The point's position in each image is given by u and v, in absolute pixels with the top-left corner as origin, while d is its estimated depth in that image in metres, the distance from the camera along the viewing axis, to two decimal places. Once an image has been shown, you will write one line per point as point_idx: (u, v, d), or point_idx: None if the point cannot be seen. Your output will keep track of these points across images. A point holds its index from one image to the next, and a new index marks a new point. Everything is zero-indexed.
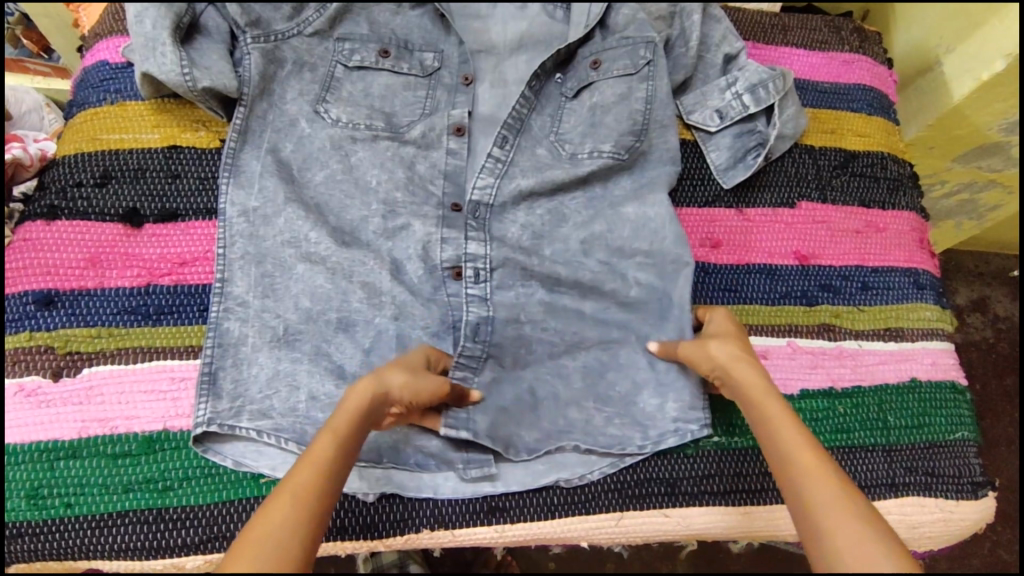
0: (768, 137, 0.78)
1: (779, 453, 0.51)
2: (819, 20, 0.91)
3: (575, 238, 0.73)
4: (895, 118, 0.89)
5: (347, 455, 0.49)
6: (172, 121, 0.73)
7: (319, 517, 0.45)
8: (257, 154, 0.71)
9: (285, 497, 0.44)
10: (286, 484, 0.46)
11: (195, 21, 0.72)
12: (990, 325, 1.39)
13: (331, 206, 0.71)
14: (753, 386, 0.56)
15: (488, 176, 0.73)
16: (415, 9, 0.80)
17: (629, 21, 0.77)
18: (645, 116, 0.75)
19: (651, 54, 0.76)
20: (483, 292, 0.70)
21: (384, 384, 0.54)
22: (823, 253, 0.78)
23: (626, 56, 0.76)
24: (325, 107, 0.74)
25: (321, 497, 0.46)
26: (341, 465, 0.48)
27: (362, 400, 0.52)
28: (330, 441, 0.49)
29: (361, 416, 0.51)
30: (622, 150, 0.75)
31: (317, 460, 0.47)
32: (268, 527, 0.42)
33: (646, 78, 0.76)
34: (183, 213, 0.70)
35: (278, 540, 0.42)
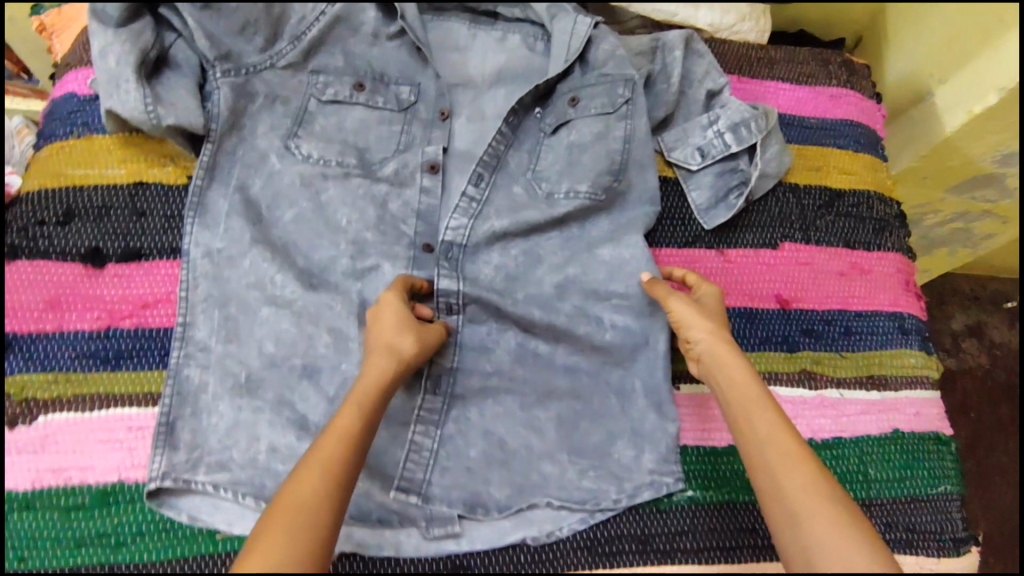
0: (750, 176, 0.77)
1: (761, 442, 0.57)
2: (807, 53, 0.90)
3: (549, 281, 0.72)
4: (883, 154, 0.88)
5: (368, 428, 0.55)
6: (139, 156, 0.71)
7: (343, 486, 0.52)
8: (224, 193, 0.70)
9: (313, 469, 0.51)
10: (315, 453, 0.53)
11: (163, 54, 0.71)
12: (986, 351, 1.37)
13: (299, 245, 0.69)
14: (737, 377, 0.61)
15: (462, 217, 0.72)
16: (393, 40, 0.80)
17: (609, 58, 0.76)
18: (624, 155, 0.73)
19: (630, 90, 0.74)
20: (457, 323, 0.69)
21: (398, 357, 0.59)
22: (805, 297, 0.76)
23: (604, 94, 0.75)
24: (296, 142, 0.73)
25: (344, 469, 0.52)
26: (362, 430, 0.55)
27: (381, 371, 0.58)
28: (352, 414, 0.55)
29: (379, 392, 0.57)
30: (599, 190, 0.73)
31: (341, 433, 0.54)
32: (299, 502, 0.49)
33: (624, 117, 0.74)
34: (146, 252, 0.68)
35: (308, 507, 0.49)
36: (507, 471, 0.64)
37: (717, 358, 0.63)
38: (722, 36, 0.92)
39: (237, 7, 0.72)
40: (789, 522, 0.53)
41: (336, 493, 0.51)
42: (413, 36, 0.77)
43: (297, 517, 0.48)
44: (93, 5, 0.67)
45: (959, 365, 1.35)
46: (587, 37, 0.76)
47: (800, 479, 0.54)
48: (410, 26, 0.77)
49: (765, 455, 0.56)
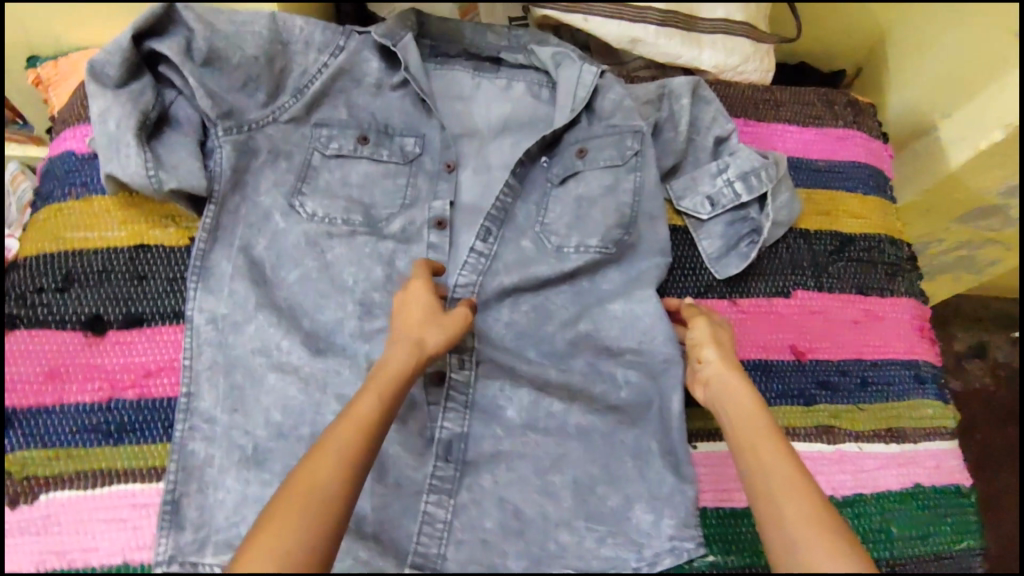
0: (761, 225, 0.76)
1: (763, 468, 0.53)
2: (812, 94, 0.89)
3: (561, 338, 0.71)
4: (891, 195, 0.87)
5: (388, 414, 0.54)
6: (139, 216, 0.70)
7: (359, 473, 0.50)
8: (228, 254, 0.68)
9: (326, 456, 0.49)
10: (328, 440, 0.50)
11: (164, 112, 0.69)
12: (990, 371, 1.37)
13: (305, 307, 0.68)
14: (746, 402, 0.59)
15: (470, 274, 0.71)
16: (396, 90, 0.79)
17: (616, 108, 0.75)
18: (633, 208, 0.73)
19: (639, 142, 0.74)
20: (468, 379, 0.66)
21: (422, 348, 0.58)
22: (820, 346, 0.75)
23: (612, 146, 0.74)
24: (300, 200, 0.72)
25: (358, 460, 0.50)
26: (381, 422, 0.53)
27: (405, 361, 0.57)
28: (372, 401, 0.53)
29: (400, 380, 0.56)
30: (610, 244, 0.72)
31: (356, 422, 0.52)
32: (309, 491, 0.47)
33: (633, 169, 0.73)
34: (149, 317, 0.66)
35: (318, 499, 0.47)
36: (523, 539, 0.63)
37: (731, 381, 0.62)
38: (727, 77, 0.91)
39: (239, 63, 0.71)
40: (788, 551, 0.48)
41: (347, 485, 0.49)
42: (417, 87, 0.77)
43: (308, 503, 0.47)
44: (92, 68, 0.65)
45: (964, 388, 1.34)
46: (593, 87, 0.75)
47: (806, 509, 0.49)
48: (414, 79, 0.76)
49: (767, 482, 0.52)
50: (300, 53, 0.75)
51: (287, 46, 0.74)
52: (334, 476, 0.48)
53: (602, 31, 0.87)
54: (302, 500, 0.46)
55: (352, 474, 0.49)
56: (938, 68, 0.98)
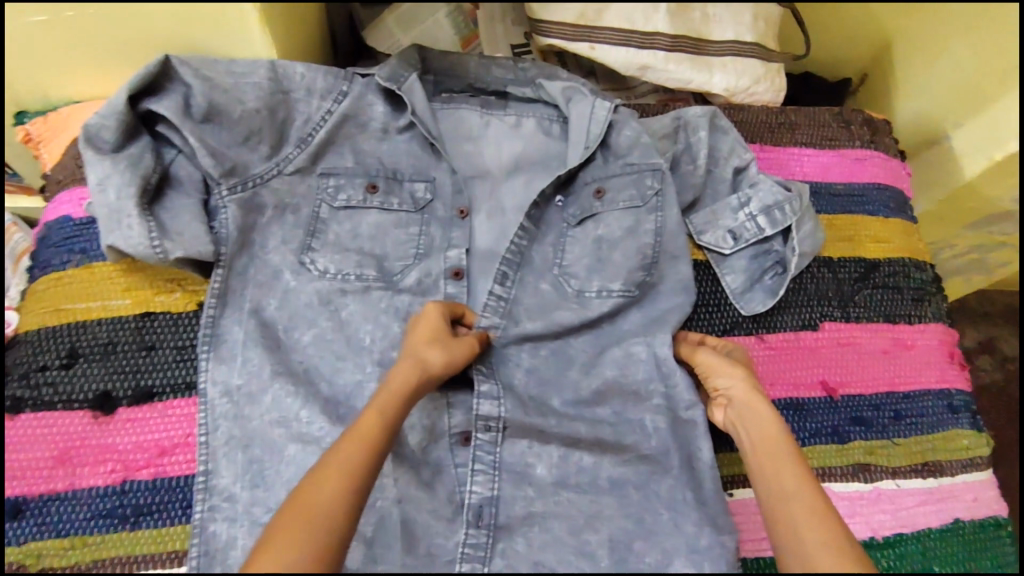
0: (787, 259, 0.74)
1: (780, 496, 0.56)
2: (827, 114, 0.87)
3: (587, 385, 0.68)
4: (912, 215, 0.85)
5: (391, 430, 0.55)
6: (143, 282, 0.67)
7: (363, 486, 0.52)
8: (239, 320, 0.65)
9: (331, 472, 0.51)
10: (335, 456, 0.52)
11: (164, 173, 0.66)
12: (1000, 366, 1.33)
13: (323, 371, 0.66)
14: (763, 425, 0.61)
15: (492, 316, 0.68)
16: (403, 133, 0.76)
17: (633, 145, 0.73)
18: (655, 249, 0.70)
19: (659, 182, 0.71)
20: (494, 442, 0.64)
21: (425, 366, 0.58)
22: (851, 381, 0.73)
23: (631, 185, 0.72)
24: (311, 256, 0.69)
25: (362, 475, 0.52)
26: (385, 440, 0.54)
27: (408, 378, 0.57)
28: (376, 418, 0.54)
29: (405, 398, 0.57)
30: (632, 286, 0.70)
31: (364, 438, 0.53)
32: (312, 509, 0.49)
33: (654, 209, 0.71)
34: (160, 391, 0.64)
35: (324, 513, 0.49)
36: None
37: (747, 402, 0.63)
38: (738, 98, 0.89)
39: (241, 116, 0.68)
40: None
41: (354, 500, 0.51)
42: (426, 131, 0.74)
43: (313, 518, 0.49)
44: (86, 132, 0.63)
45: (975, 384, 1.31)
46: (608, 122, 0.72)
47: (820, 537, 0.52)
48: (421, 122, 0.73)
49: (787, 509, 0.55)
50: (303, 101, 0.72)
51: (288, 95, 0.71)
52: (339, 494, 0.50)
53: (611, 59, 0.84)
54: (308, 515, 0.49)
55: (356, 490, 0.51)
56: (949, 77, 0.95)
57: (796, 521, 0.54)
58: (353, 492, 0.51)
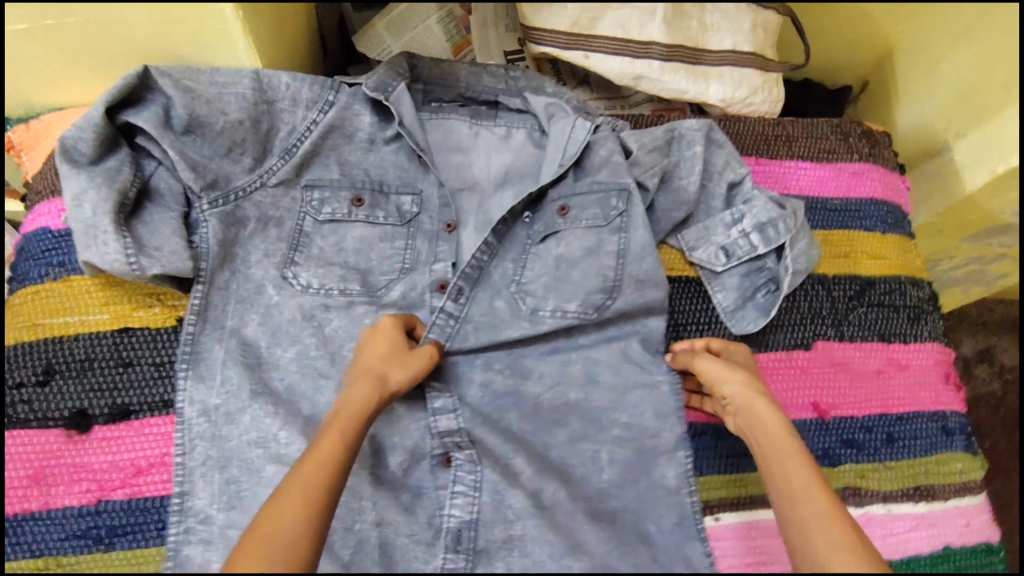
0: (780, 276, 0.72)
1: (793, 498, 0.53)
2: (825, 126, 0.86)
3: (574, 402, 0.66)
4: (909, 231, 0.84)
5: (352, 450, 0.53)
6: (122, 296, 0.66)
7: (325, 510, 0.49)
8: (220, 337, 0.64)
9: (291, 498, 0.48)
10: (293, 481, 0.49)
11: (144, 185, 0.65)
12: (998, 376, 1.31)
13: (303, 389, 0.64)
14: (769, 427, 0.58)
15: (437, 334, 0.66)
16: (390, 144, 0.75)
17: (605, 163, 0.72)
18: (618, 272, 0.68)
19: (625, 202, 0.70)
20: (471, 460, 0.62)
21: (385, 383, 0.57)
22: (843, 402, 0.72)
23: (597, 205, 0.70)
24: (293, 271, 0.68)
25: (326, 499, 0.49)
26: (343, 462, 0.52)
27: (367, 396, 0.56)
28: (336, 442, 0.52)
29: (362, 416, 0.55)
30: (590, 308, 0.67)
31: (322, 460, 0.50)
32: (274, 533, 0.45)
33: (618, 230, 0.69)
34: (136, 409, 0.63)
35: (284, 539, 0.45)
36: None
37: (748, 404, 0.61)
38: (735, 109, 0.87)
39: (222, 129, 0.66)
40: None
41: (315, 526, 0.48)
42: (414, 144, 0.72)
43: (272, 547, 0.45)
44: (63, 145, 0.62)
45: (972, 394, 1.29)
46: (585, 143, 0.72)
47: (836, 539, 0.49)
48: (408, 134, 0.72)
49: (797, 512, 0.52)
50: (287, 111, 0.71)
51: (273, 105, 0.70)
52: (300, 516, 0.47)
53: (605, 68, 0.82)
54: (268, 543, 0.45)
55: (316, 515, 0.48)
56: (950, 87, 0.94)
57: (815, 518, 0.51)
58: (315, 515, 0.48)
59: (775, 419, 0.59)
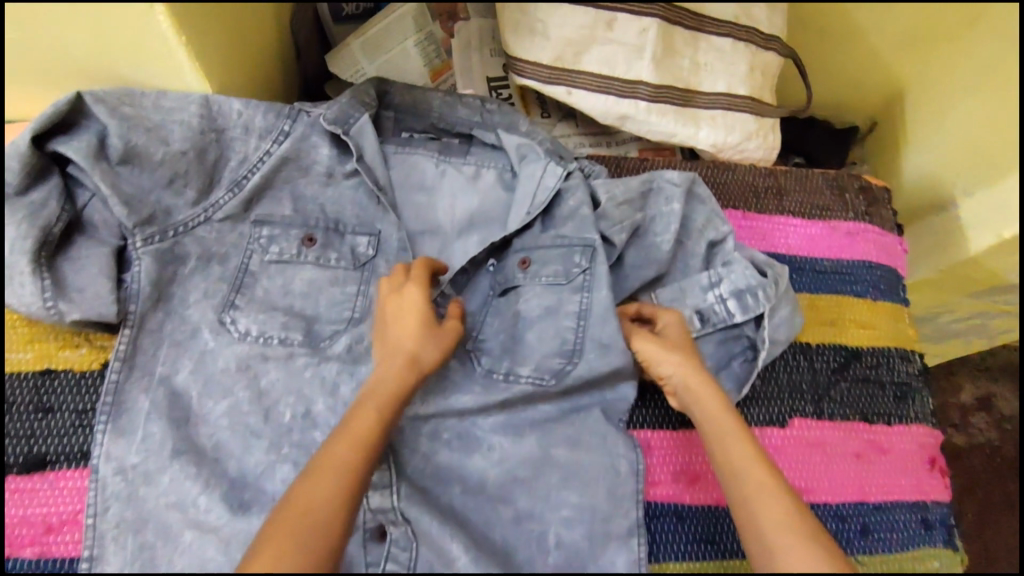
0: (759, 343, 0.67)
1: (728, 474, 0.56)
2: (821, 178, 0.80)
3: (522, 476, 0.62)
4: (904, 298, 0.78)
5: (383, 432, 0.53)
6: (47, 335, 0.62)
7: (360, 487, 0.51)
8: (147, 387, 0.60)
9: (326, 478, 0.49)
10: (326, 456, 0.51)
11: (76, 218, 0.60)
12: (996, 425, 1.22)
13: (232, 447, 0.60)
14: (704, 407, 0.59)
15: None
16: (349, 179, 0.70)
17: (571, 217, 0.68)
18: (577, 336, 0.64)
19: (587, 261, 0.65)
20: (408, 537, 0.58)
21: (418, 364, 0.56)
22: (818, 487, 0.67)
23: (558, 260, 0.67)
24: (232, 315, 0.63)
25: (356, 479, 0.50)
26: (378, 439, 0.53)
27: (400, 376, 0.55)
28: (370, 420, 0.53)
29: (398, 396, 0.55)
30: (546, 375, 0.64)
31: (357, 439, 0.52)
32: (303, 519, 0.47)
33: (579, 288, 0.65)
34: (52, 458, 0.60)
35: (317, 516, 0.48)
36: None
37: (682, 384, 0.61)
38: (726, 155, 0.81)
39: (162, 160, 0.61)
40: (762, 554, 0.51)
41: (347, 505, 0.49)
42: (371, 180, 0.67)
43: (306, 526, 0.47)
44: None
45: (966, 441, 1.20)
46: (555, 190, 0.68)
47: (775, 512, 0.52)
48: (366, 171, 0.68)
49: (738, 489, 0.55)
50: (239, 140, 0.65)
51: (222, 133, 0.64)
52: (330, 505, 0.48)
53: (587, 105, 0.77)
54: (303, 518, 0.47)
55: (351, 492, 0.50)
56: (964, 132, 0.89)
57: (748, 503, 0.53)
58: (344, 501, 0.49)
59: (713, 398, 0.59)
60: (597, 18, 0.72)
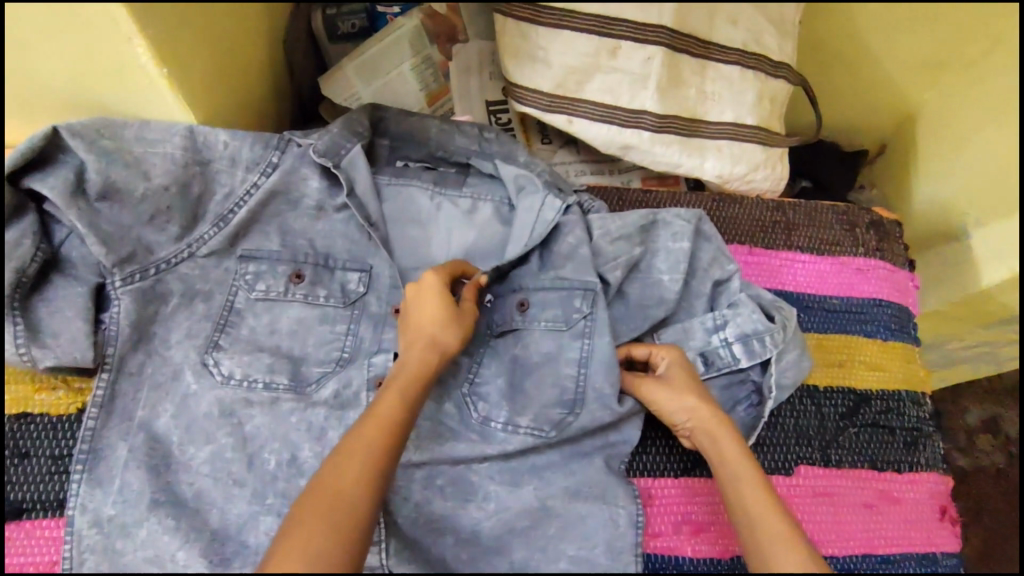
0: (765, 389, 0.64)
1: (748, 522, 0.53)
2: (831, 213, 0.78)
3: (515, 531, 0.59)
4: (915, 337, 0.76)
5: (410, 411, 0.52)
6: (23, 377, 0.60)
7: (389, 468, 0.49)
8: (126, 433, 0.58)
9: (356, 457, 0.48)
10: (355, 436, 0.49)
11: (52, 256, 0.58)
12: (1003, 449, 1.11)
13: (213, 497, 0.58)
14: (726, 453, 0.57)
15: None
16: (340, 213, 0.66)
17: (571, 256, 0.65)
18: (578, 386, 0.62)
19: (586, 306, 0.63)
20: None
21: (436, 346, 0.56)
22: (828, 540, 0.65)
23: (557, 304, 0.64)
24: (215, 357, 0.60)
25: (385, 461, 0.49)
26: (405, 424, 0.51)
27: (420, 362, 0.55)
28: (396, 402, 0.52)
29: (420, 380, 0.54)
30: (545, 425, 0.61)
31: (386, 419, 0.50)
32: (334, 498, 0.46)
33: (580, 334, 0.63)
34: (27, 506, 0.58)
35: (345, 496, 0.46)
36: None
37: (703, 429, 0.59)
38: (733, 186, 0.79)
39: (143, 196, 0.58)
40: None
41: (376, 488, 0.48)
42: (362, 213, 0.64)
43: (336, 505, 0.46)
44: None
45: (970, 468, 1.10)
46: (552, 224, 0.65)
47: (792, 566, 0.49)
48: (359, 208, 0.64)
49: (756, 539, 0.52)
50: (225, 172, 0.62)
51: (207, 166, 0.61)
52: (360, 481, 0.47)
53: (590, 134, 0.74)
54: (333, 496, 0.46)
55: (380, 475, 0.48)
56: (983, 159, 0.85)
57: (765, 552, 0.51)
58: (374, 479, 0.48)
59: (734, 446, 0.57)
60: (600, 47, 0.69)
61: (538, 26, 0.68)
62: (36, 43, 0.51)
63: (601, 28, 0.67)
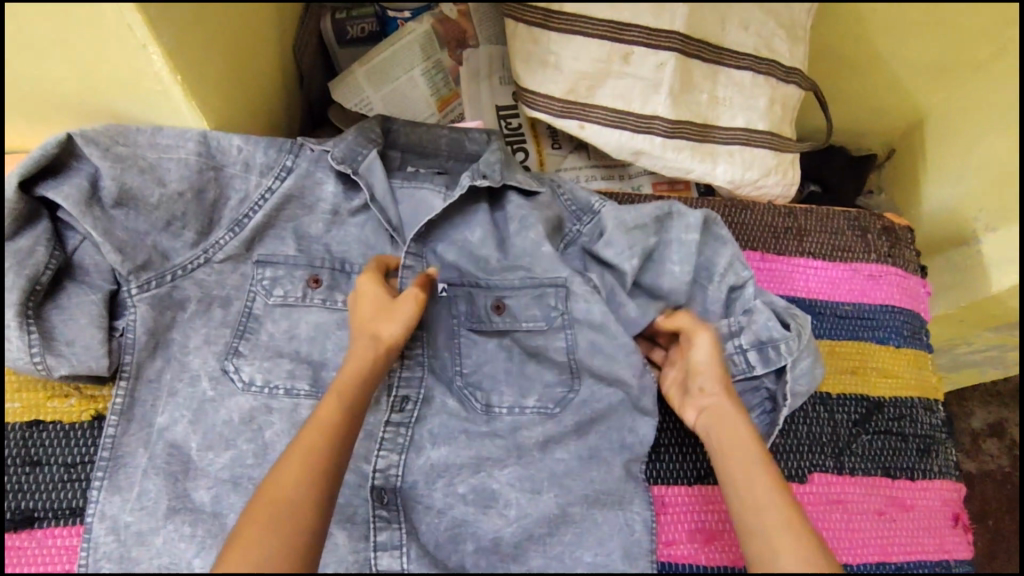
0: (778, 396, 0.64)
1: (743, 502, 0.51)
2: (841, 218, 0.77)
3: (532, 536, 0.60)
4: (926, 343, 0.76)
5: (352, 411, 0.52)
6: (35, 385, 0.60)
7: (333, 471, 0.48)
8: (146, 441, 0.58)
9: (296, 462, 0.47)
10: (294, 446, 0.49)
11: (67, 264, 0.58)
12: (1010, 452, 1.11)
13: (234, 502, 0.58)
14: (729, 433, 0.55)
15: (391, 453, 0.60)
16: (356, 216, 0.66)
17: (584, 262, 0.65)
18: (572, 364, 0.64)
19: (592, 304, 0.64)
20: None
21: (378, 341, 0.55)
22: (841, 548, 0.65)
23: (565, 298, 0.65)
24: (235, 363, 0.60)
25: (327, 463, 0.48)
26: (347, 424, 0.51)
27: (364, 357, 0.54)
28: (336, 404, 0.51)
29: (363, 378, 0.53)
30: (550, 403, 0.63)
31: (323, 423, 0.50)
32: (277, 500, 0.45)
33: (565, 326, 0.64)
34: (41, 515, 0.58)
35: (285, 504, 0.45)
36: None
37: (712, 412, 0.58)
38: (744, 191, 0.78)
39: (159, 202, 0.58)
40: None
41: (322, 491, 0.47)
42: (386, 217, 0.64)
43: (277, 510, 0.45)
44: None
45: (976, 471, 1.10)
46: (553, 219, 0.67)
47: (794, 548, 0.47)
48: (381, 211, 0.64)
49: (754, 518, 0.50)
50: (239, 177, 0.62)
51: (221, 171, 0.61)
52: (300, 482, 0.46)
53: (601, 140, 0.74)
54: (273, 506, 0.45)
55: (323, 477, 0.48)
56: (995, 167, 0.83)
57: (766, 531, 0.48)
58: (318, 480, 0.47)
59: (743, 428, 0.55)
60: (612, 51, 0.68)
61: (550, 31, 0.68)
62: (47, 53, 0.50)
63: (612, 33, 0.67)
